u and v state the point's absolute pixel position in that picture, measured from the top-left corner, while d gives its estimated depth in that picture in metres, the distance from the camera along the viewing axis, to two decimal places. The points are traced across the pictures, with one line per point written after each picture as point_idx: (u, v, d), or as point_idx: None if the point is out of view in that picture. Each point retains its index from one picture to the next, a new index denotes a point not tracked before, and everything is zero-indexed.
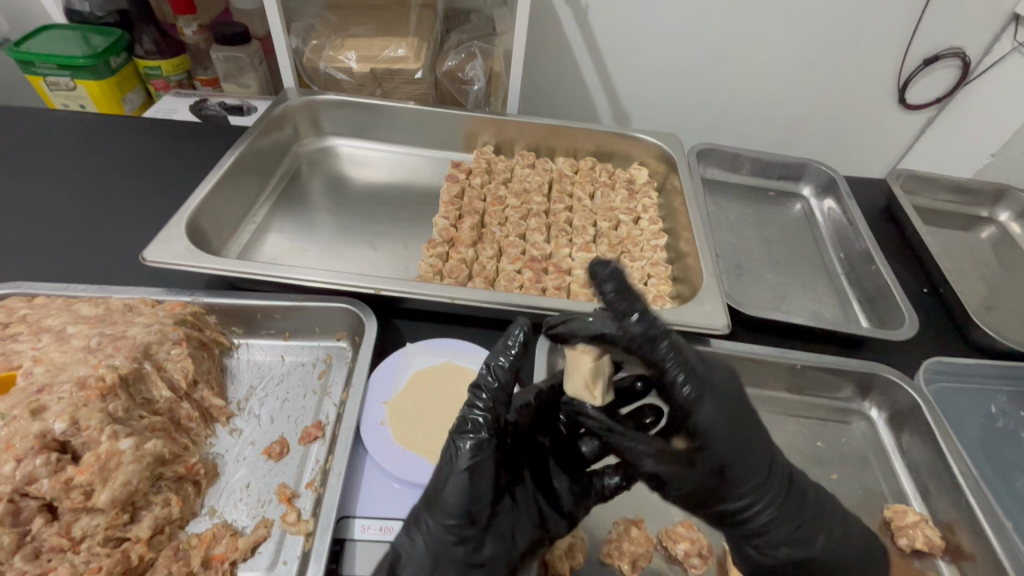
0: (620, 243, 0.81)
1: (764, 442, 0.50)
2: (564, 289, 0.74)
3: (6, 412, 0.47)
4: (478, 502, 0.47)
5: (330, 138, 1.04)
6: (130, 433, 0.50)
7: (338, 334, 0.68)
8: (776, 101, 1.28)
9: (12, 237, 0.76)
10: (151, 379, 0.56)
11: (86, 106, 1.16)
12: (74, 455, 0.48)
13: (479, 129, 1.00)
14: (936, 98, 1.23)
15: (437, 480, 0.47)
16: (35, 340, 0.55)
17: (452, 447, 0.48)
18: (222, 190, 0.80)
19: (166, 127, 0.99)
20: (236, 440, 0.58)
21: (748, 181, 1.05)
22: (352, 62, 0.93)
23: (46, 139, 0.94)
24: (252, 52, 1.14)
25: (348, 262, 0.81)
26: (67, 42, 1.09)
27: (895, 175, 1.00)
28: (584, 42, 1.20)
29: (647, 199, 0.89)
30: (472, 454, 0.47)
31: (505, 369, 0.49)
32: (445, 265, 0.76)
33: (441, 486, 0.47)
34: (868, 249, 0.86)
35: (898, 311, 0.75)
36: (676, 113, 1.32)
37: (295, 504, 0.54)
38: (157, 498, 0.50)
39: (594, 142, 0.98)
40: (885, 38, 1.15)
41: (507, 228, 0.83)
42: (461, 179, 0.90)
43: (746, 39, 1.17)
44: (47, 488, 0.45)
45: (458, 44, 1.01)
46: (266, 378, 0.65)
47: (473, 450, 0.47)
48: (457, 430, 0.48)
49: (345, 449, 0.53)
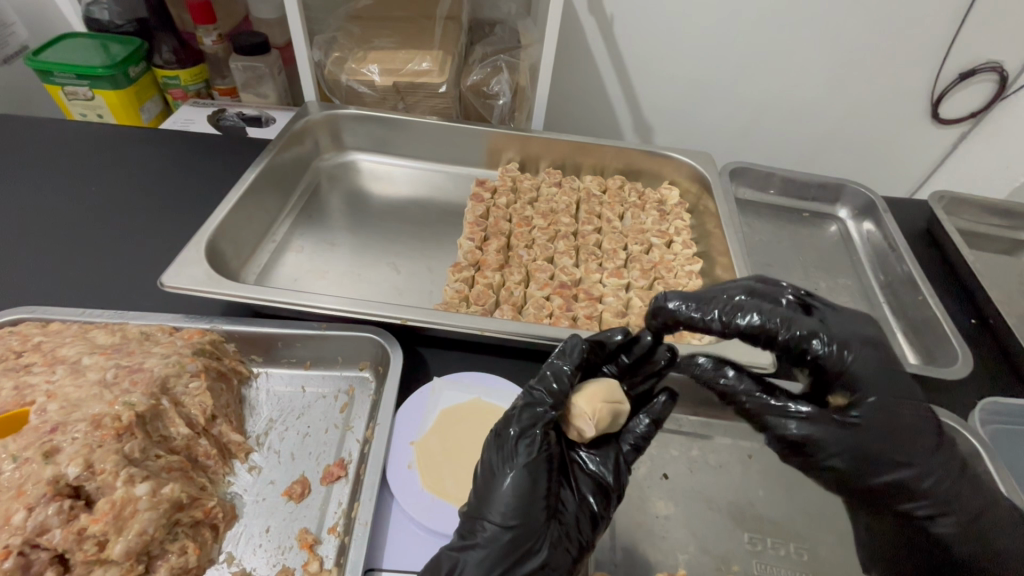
0: (652, 269, 0.78)
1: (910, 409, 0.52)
2: (596, 318, 0.71)
3: (18, 454, 0.45)
4: (536, 499, 0.44)
5: (350, 152, 1.01)
6: (146, 476, 0.47)
7: (361, 364, 0.65)
8: (807, 116, 1.24)
9: (28, 255, 0.74)
10: (168, 416, 0.53)
11: (104, 116, 1.14)
12: (88, 501, 0.45)
13: (504, 145, 0.97)
14: (971, 113, 1.18)
15: (489, 479, 0.45)
16: (49, 373, 0.53)
17: (502, 444, 0.46)
18: (242, 208, 0.78)
19: (185, 139, 0.97)
20: (256, 479, 0.56)
21: (781, 201, 1.01)
22: (375, 75, 0.90)
23: (64, 151, 0.92)
24: (272, 62, 1.12)
25: (370, 284, 0.79)
26: (87, 52, 1.07)
27: (937, 197, 0.95)
28: (610, 54, 1.17)
29: (679, 220, 0.86)
30: (526, 449, 0.45)
31: (550, 372, 0.51)
32: (472, 291, 0.73)
33: (494, 485, 0.45)
34: (913, 276, 0.81)
35: (949, 346, 0.71)
36: (703, 128, 1.29)
37: (317, 551, 0.51)
38: (173, 546, 0.48)
39: (622, 160, 0.94)
40: (924, 52, 1.11)
41: (534, 251, 0.80)
42: (486, 199, 0.87)
43: (778, 52, 1.13)
44: (58, 540, 0.43)
45: (483, 56, 0.98)
46: (286, 410, 0.62)
47: (526, 444, 0.46)
48: (505, 426, 0.47)
49: (371, 495, 0.50)
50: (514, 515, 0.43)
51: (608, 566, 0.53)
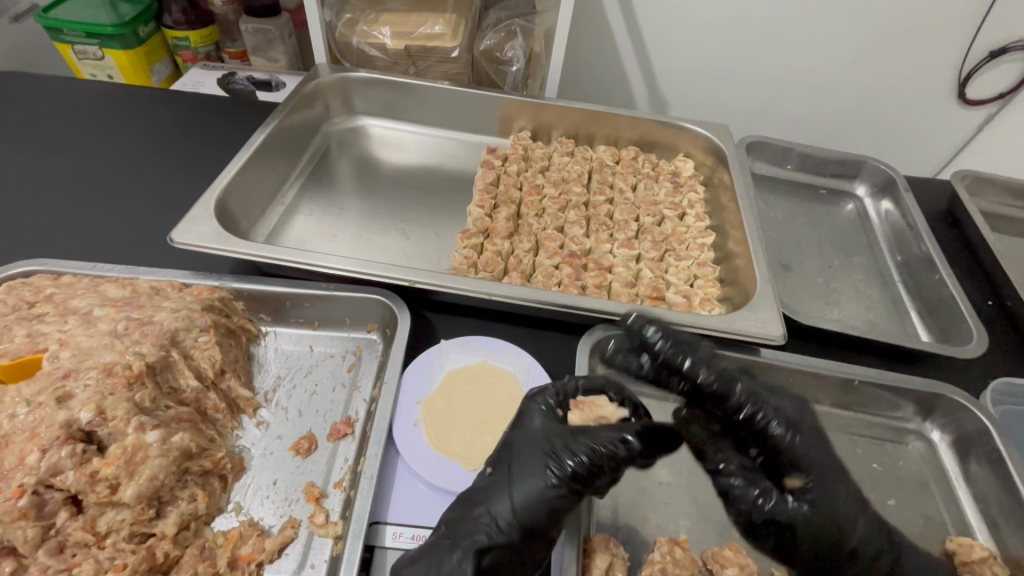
0: (664, 240, 0.77)
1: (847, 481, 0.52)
2: (605, 287, 0.71)
3: (33, 398, 0.46)
4: (534, 510, 0.44)
5: (361, 118, 1.00)
6: (157, 425, 0.48)
7: (369, 326, 0.65)
8: (828, 92, 1.20)
9: (40, 211, 0.74)
10: (177, 368, 0.54)
11: (114, 77, 1.13)
12: (100, 446, 0.46)
13: (516, 113, 0.95)
14: (999, 93, 1.13)
15: (487, 488, 0.46)
16: (61, 323, 0.53)
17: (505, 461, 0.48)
18: (252, 169, 0.78)
19: (194, 101, 0.97)
20: (263, 434, 0.56)
21: (799, 177, 0.99)
22: (386, 38, 0.89)
23: (74, 110, 0.92)
24: (282, 24, 1.11)
25: (379, 249, 0.78)
26: (96, 10, 1.06)
27: (960, 176, 0.93)
28: (626, 22, 1.14)
29: (693, 193, 0.84)
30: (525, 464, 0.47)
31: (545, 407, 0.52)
32: (480, 258, 0.72)
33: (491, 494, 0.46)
34: (931, 255, 0.79)
35: (964, 326, 0.70)
36: (720, 103, 1.26)
37: (323, 504, 0.52)
38: (183, 493, 0.48)
39: (637, 131, 0.93)
40: (953, 27, 1.07)
41: (545, 221, 0.79)
42: (497, 166, 0.86)
43: (801, 24, 1.10)
44: (72, 481, 0.43)
45: (497, 20, 0.95)
46: (294, 368, 0.62)
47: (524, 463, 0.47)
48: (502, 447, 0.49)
49: (378, 450, 0.51)
50: (511, 523, 0.44)
51: (608, 530, 0.53)
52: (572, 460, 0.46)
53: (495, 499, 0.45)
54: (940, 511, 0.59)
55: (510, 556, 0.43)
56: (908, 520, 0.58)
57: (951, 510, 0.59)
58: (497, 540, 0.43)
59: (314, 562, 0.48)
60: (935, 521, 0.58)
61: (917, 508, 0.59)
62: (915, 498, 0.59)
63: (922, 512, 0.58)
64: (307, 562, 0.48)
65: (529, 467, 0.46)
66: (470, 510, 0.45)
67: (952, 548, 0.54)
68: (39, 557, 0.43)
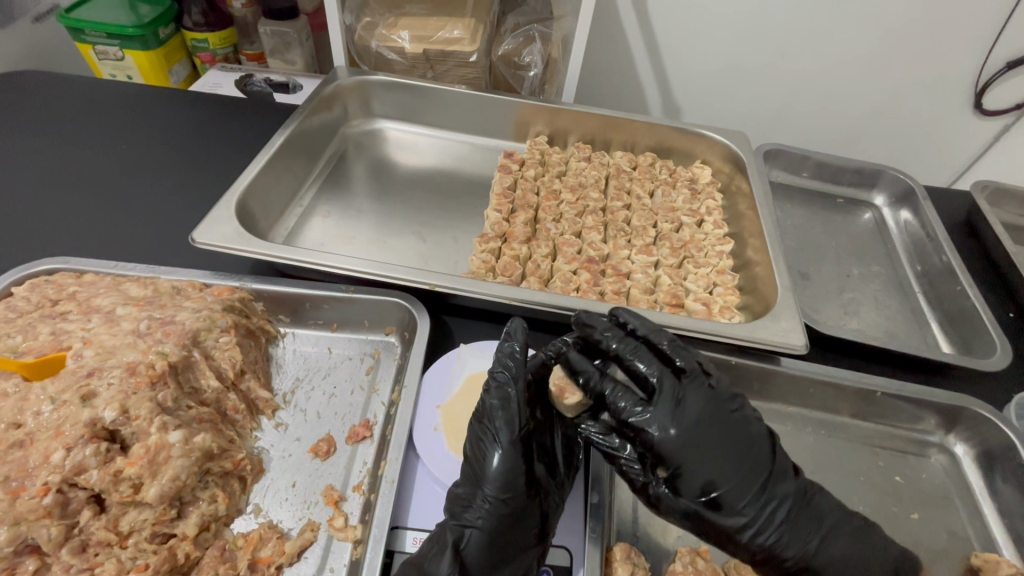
0: (683, 247, 0.77)
1: (739, 450, 0.48)
2: (623, 294, 0.70)
3: (57, 396, 0.46)
4: (512, 478, 0.47)
5: (378, 121, 1.00)
6: (179, 425, 0.48)
7: (387, 329, 0.65)
8: (844, 100, 1.20)
9: (63, 209, 0.75)
10: (199, 368, 0.54)
11: (133, 78, 1.14)
12: (122, 445, 0.46)
13: (533, 118, 0.95)
14: (1017, 103, 1.12)
15: (470, 469, 0.49)
16: (85, 321, 0.54)
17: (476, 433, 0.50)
18: (271, 170, 0.78)
19: (213, 101, 0.97)
20: (282, 435, 0.56)
21: (817, 185, 0.98)
22: (405, 42, 0.89)
23: (95, 109, 0.93)
24: (300, 27, 1.12)
25: (396, 252, 0.78)
26: (118, 12, 1.08)
27: (979, 187, 0.92)
28: (642, 29, 1.14)
29: (711, 200, 0.84)
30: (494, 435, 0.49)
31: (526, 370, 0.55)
32: (498, 262, 0.72)
33: (474, 475, 0.48)
34: (952, 265, 0.79)
35: (988, 338, 0.69)
36: (734, 110, 1.25)
37: (341, 507, 0.51)
38: (204, 494, 0.48)
39: (653, 137, 0.93)
40: (970, 37, 1.06)
41: (563, 225, 0.78)
42: (514, 170, 0.86)
43: (816, 32, 1.10)
44: (95, 480, 0.43)
45: (515, 25, 0.96)
46: (312, 370, 0.62)
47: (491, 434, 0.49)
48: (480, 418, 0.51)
49: (398, 454, 0.51)
50: (496, 499, 0.46)
51: (629, 538, 0.53)
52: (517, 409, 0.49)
53: (474, 478, 0.48)
54: (964, 526, 0.58)
55: (502, 526, 0.46)
56: (932, 534, 0.57)
57: (975, 526, 0.58)
58: (488, 521, 0.46)
59: (333, 566, 0.48)
60: (959, 536, 0.57)
61: (941, 523, 0.58)
62: (938, 513, 0.59)
63: (945, 526, 0.58)
64: (326, 565, 0.48)
65: (489, 447, 0.48)
66: (458, 501, 0.48)
67: (977, 564, 0.53)
68: (61, 556, 0.43)
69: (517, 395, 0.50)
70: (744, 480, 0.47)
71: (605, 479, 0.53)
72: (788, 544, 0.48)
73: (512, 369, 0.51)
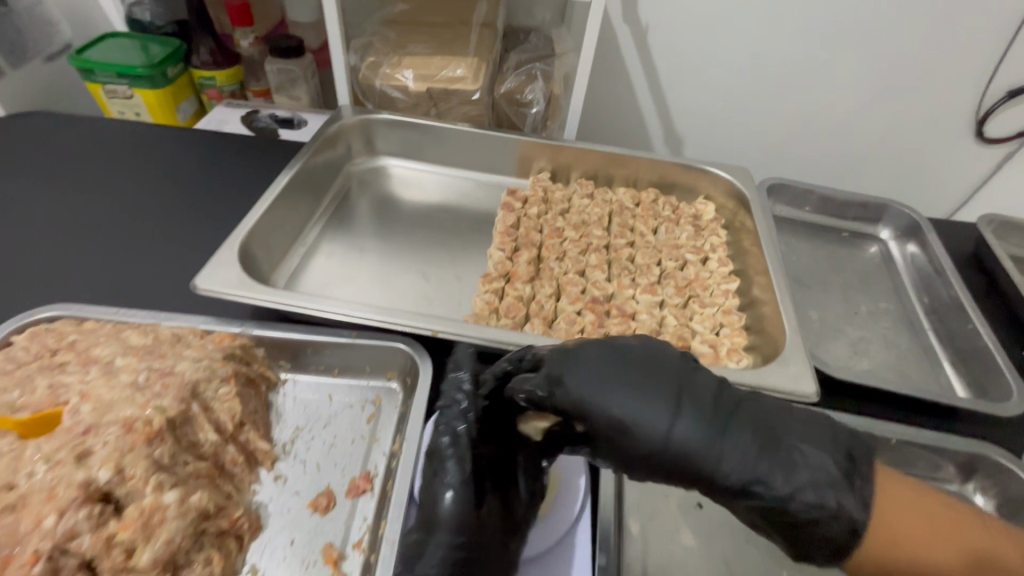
0: (688, 286, 0.76)
1: (672, 373, 0.44)
2: (629, 336, 0.69)
3: (52, 455, 0.45)
4: (467, 519, 0.47)
5: (382, 159, 1.01)
6: (175, 484, 0.47)
7: (388, 374, 0.64)
8: (845, 131, 1.20)
9: (64, 251, 0.74)
10: (197, 422, 0.53)
11: (141, 115, 1.16)
12: (117, 506, 0.45)
13: (535, 154, 0.95)
14: (1020, 131, 1.13)
15: (424, 513, 0.48)
16: (83, 374, 0.53)
17: (428, 475, 0.49)
18: (275, 212, 0.78)
19: (218, 139, 0.98)
20: (280, 489, 0.55)
21: (821, 219, 0.97)
22: (409, 81, 0.90)
23: (101, 149, 0.93)
24: (306, 65, 1.15)
25: (398, 293, 0.77)
26: (129, 53, 1.10)
27: (986, 222, 0.91)
28: (642, 63, 1.16)
29: (715, 237, 0.84)
30: (446, 476, 0.49)
31: None
32: (501, 303, 0.71)
33: (429, 519, 0.48)
34: (963, 302, 0.78)
35: (1004, 380, 0.68)
36: (735, 142, 1.26)
37: (340, 567, 0.50)
38: (199, 557, 0.47)
39: (656, 172, 0.93)
40: (969, 67, 1.08)
41: (566, 264, 0.78)
42: (517, 208, 0.86)
43: (815, 66, 1.11)
44: (88, 546, 0.42)
45: (517, 63, 0.97)
46: (313, 419, 0.61)
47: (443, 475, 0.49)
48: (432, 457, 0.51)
49: (398, 512, 0.49)
50: (452, 542, 0.46)
51: None
52: (467, 444, 0.49)
53: (427, 523, 0.47)
54: None
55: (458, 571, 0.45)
56: None
57: None
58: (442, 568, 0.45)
59: None
60: None
61: None
62: None
63: None
64: None
65: (442, 489, 0.48)
66: (412, 548, 0.47)
67: None
68: None
69: (468, 430, 0.50)
70: (733, 438, 0.41)
71: (612, 540, 0.54)
72: (801, 478, 0.40)
73: (463, 403, 0.51)
